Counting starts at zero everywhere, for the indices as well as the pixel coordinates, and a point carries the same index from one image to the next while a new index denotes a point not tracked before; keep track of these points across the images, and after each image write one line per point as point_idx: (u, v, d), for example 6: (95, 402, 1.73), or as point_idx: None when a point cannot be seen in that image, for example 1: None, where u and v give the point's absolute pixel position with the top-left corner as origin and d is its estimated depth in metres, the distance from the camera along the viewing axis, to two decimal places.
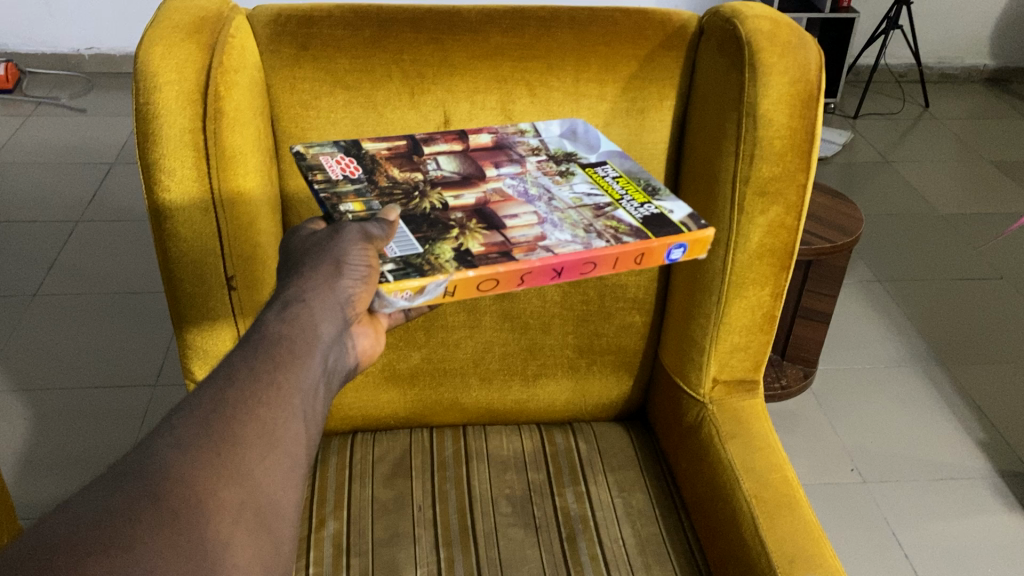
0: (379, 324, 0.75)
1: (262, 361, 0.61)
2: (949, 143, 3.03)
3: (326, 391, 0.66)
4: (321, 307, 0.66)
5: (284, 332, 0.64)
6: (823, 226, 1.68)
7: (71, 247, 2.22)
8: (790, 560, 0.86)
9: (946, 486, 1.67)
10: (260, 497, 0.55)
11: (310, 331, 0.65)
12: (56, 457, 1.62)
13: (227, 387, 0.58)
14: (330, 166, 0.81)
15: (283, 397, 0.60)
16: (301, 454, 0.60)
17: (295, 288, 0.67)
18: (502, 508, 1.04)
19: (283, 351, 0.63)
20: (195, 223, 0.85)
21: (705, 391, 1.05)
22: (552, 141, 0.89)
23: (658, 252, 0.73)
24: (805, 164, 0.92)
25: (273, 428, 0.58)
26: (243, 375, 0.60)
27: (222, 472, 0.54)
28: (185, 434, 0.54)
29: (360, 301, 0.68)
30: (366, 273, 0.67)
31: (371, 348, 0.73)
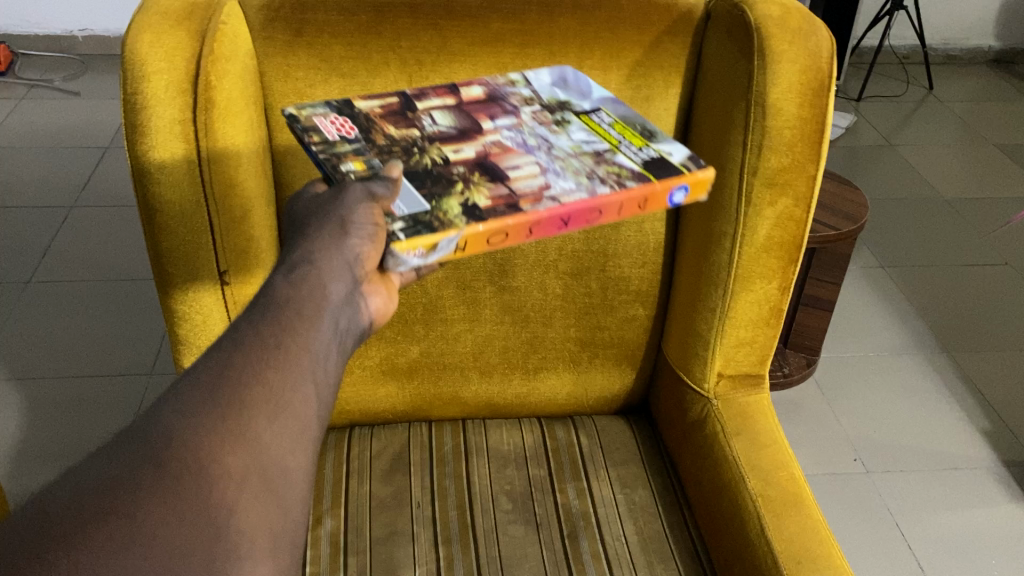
0: (394, 282, 0.71)
1: (269, 322, 0.59)
2: (954, 126, 3.00)
3: (340, 354, 0.63)
4: (329, 266, 0.64)
5: (292, 294, 0.61)
6: (827, 213, 1.65)
7: (65, 233, 2.19)
8: (797, 560, 0.84)
9: (950, 476, 1.65)
10: (268, 464, 0.53)
11: (319, 291, 0.63)
12: (52, 447, 1.60)
13: (232, 352, 0.56)
14: (324, 126, 0.77)
15: (293, 358, 0.57)
16: (311, 419, 0.58)
17: (301, 249, 0.65)
18: (502, 505, 1.02)
19: (291, 311, 0.60)
20: (186, 217, 0.82)
21: (710, 385, 1.03)
22: (544, 91, 0.86)
23: (661, 196, 0.70)
24: (816, 154, 0.89)
25: (282, 391, 0.56)
26: (250, 339, 0.57)
27: (228, 436, 0.52)
28: (188, 400, 0.52)
29: (370, 257, 0.65)
30: (373, 231, 0.64)
31: (384, 308, 0.69)
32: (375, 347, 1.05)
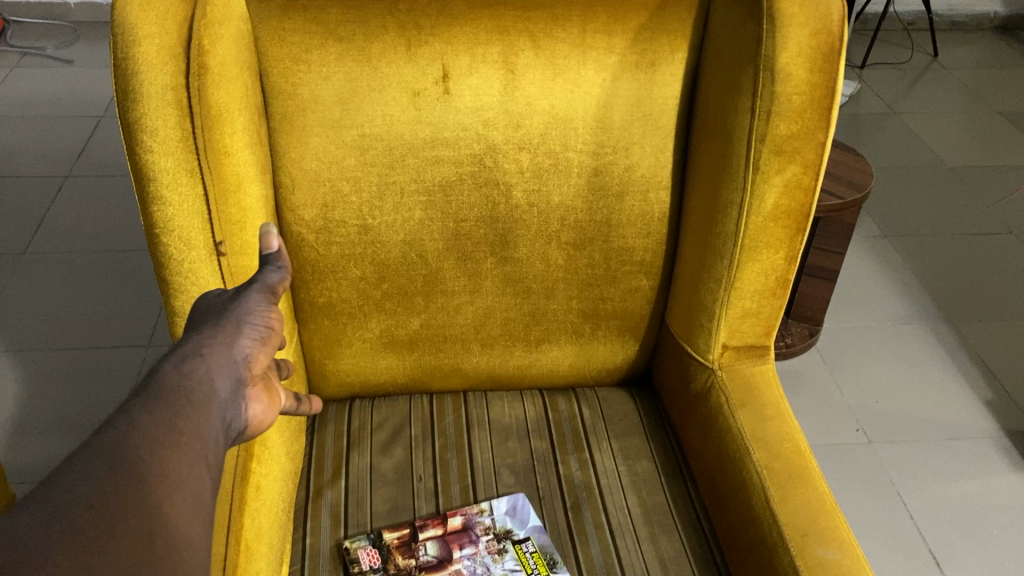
0: (275, 391, 0.76)
1: (160, 412, 0.62)
2: (958, 93, 2.96)
3: (222, 446, 0.67)
4: (218, 362, 0.68)
5: (182, 384, 0.65)
6: (832, 182, 1.63)
7: (60, 202, 2.17)
8: (802, 533, 0.83)
9: (952, 446, 1.65)
10: (171, 530, 0.57)
11: (206, 384, 0.66)
12: (53, 420, 1.59)
13: (129, 431, 0.60)
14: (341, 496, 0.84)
15: (186, 442, 0.62)
16: (205, 494, 0.62)
17: (193, 342, 0.69)
18: (505, 479, 1.02)
19: (181, 401, 0.64)
20: (181, 186, 0.80)
21: (715, 356, 1.01)
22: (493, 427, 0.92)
23: None
24: (826, 121, 0.87)
25: (178, 469, 0.60)
26: (144, 421, 0.61)
27: (132, 502, 0.56)
28: (90, 468, 0.56)
29: (257, 359, 0.71)
30: (263, 333, 0.72)
31: (264, 415, 0.73)
32: (375, 319, 1.03)
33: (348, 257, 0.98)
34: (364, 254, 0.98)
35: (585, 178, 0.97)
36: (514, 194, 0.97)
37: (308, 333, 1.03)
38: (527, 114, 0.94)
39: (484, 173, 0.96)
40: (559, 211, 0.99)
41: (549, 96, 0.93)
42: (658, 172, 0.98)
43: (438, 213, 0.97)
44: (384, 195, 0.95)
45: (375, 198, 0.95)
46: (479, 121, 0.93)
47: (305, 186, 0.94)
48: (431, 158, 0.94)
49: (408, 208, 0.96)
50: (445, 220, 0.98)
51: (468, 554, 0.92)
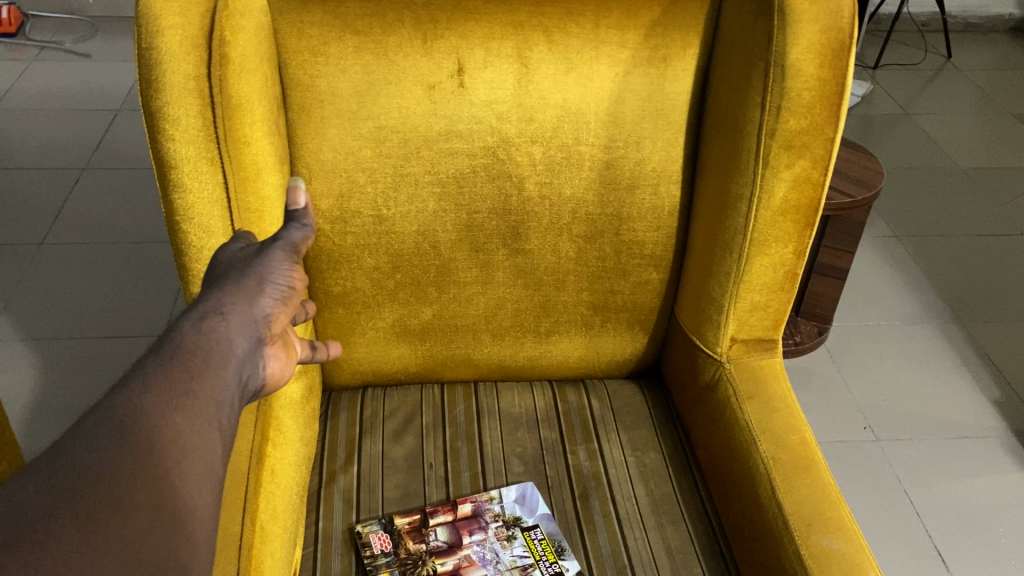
0: (291, 346, 0.77)
1: (177, 369, 0.63)
2: (971, 95, 2.96)
3: (237, 405, 0.68)
4: (237, 320, 0.69)
5: (199, 343, 0.66)
6: (842, 180, 1.64)
7: (77, 194, 2.20)
8: (807, 522, 0.85)
9: (960, 445, 1.65)
10: (178, 501, 0.58)
11: (224, 343, 0.67)
12: (69, 408, 1.61)
13: (143, 393, 0.60)
14: (377, 540, 0.93)
15: (200, 403, 0.62)
16: (217, 459, 0.63)
17: (213, 298, 0.69)
18: (514, 468, 1.03)
19: (198, 360, 0.65)
20: (202, 174, 0.82)
21: (723, 349, 1.02)
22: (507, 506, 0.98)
23: None
24: (835, 116, 0.88)
25: (190, 434, 0.61)
26: (159, 381, 0.62)
27: (139, 474, 0.56)
28: (98, 435, 0.56)
29: (276, 318, 0.73)
30: (284, 292, 0.73)
31: (280, 372, 0.74)
32: (389, 308, 1.05)
33: (363, 247, 1.00)
34: (378, 244, 1.00)
35: (597, 170, 0.99)
36: (527, 186, 0.99)
37: (322, 322, 1.05)
38: (540, 108, 0.95)
39: (497, 166, 0.97)
40: (571, 203, 1.00)
41: (562, 90, 0.95)
42: (669, 167, 1.00)
43: (451, 204, 0.99)
44: (399, 186, 0.97)
45: (390, 189, 0.97)
46: (493, 114, 0.95)
47: (321, 176, 0.96)
48: (445, 150, 0.96)
49: (422, 199, 0.98)
50: (458, 211, 0.99)
51: (478, 540, 0.94)
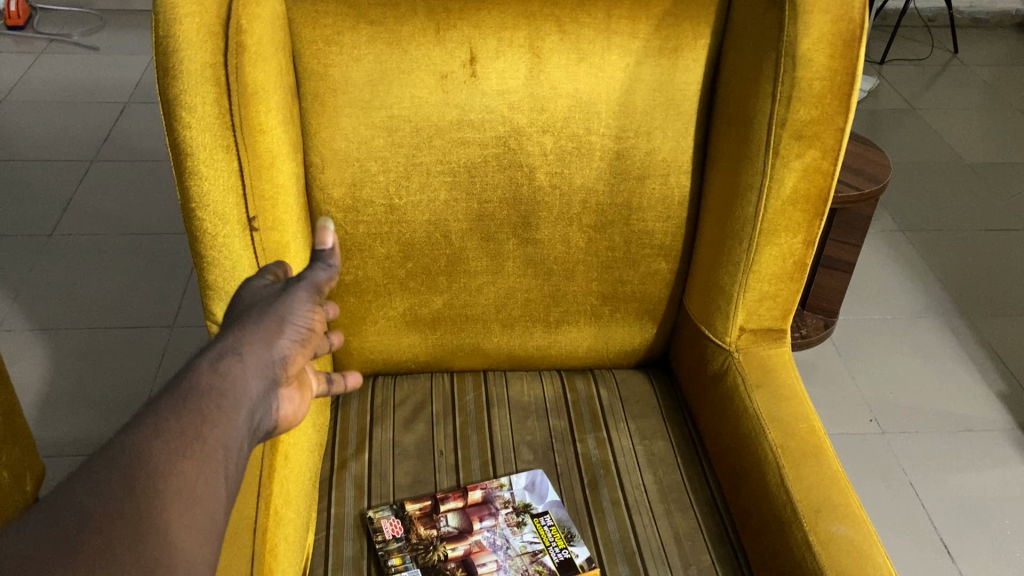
0: (307, 385, 0.77)
1: (188, 414, 0.63)
2: (977, 90, 2.96)
3: (246, 451, 0.68)
4: (254, 362, 0.69)
5: (214, 386, 0.66)
6: (849, 174, 1.64)
7: (87, 186, 2.21)
8: (816, 509, 0.85)
9: (965, 438, 1.66)
10: (174, 559, 0.57)
11: (239, 387, 0.67)
12: (80, 396, 1.62)
13: (152, 438, 0.61)
14: (388, 525, 0.94)
15: (208, 451, 0.62)
16: (219, 510, 0.62)
17: (232, 337, 0.70)
18: (523, 456, 1.04)
19: (211, 405, 0.65)
20: (218, 162, 0.83)
21: (732, 338, 1.03)
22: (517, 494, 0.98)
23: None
24: (845, 107, 0.88)
25: (194, 485, 0.61)
26: (169, 427, 0.62)
27: (139, 525, 0.56)
28: (101, 485, 0.57)
29: (294, 360, 0.72)
30: (303, 334, 0.73)
31: (293, 413, 0.74)
32: (400, 297, 1.06)
33: (374, 235, 1.01)
34: (390, 233, 1.01)
35: (608, 161, 0.99)
36: (538, 176, 0.99)
37: (333, 310, 1.06)
38: (551, 98, 0.96)
39: (508, 155, 0.98)
40: (581, 193, 1.01)
41: (574, 80, 0.95)
42: (679, 156, 1.00)
43: (462, 193, 1.00)
44: (411, 175, 0.98)
45: (402, 178, 0.98)
46: (504, 104, 0.96)
47: (334, 165, 0.96)
48: (457, 140, 0.97)
49: (434, 188, 0.99)
50: (469, 200, 1.00)
51: (488, 526, 0.94)
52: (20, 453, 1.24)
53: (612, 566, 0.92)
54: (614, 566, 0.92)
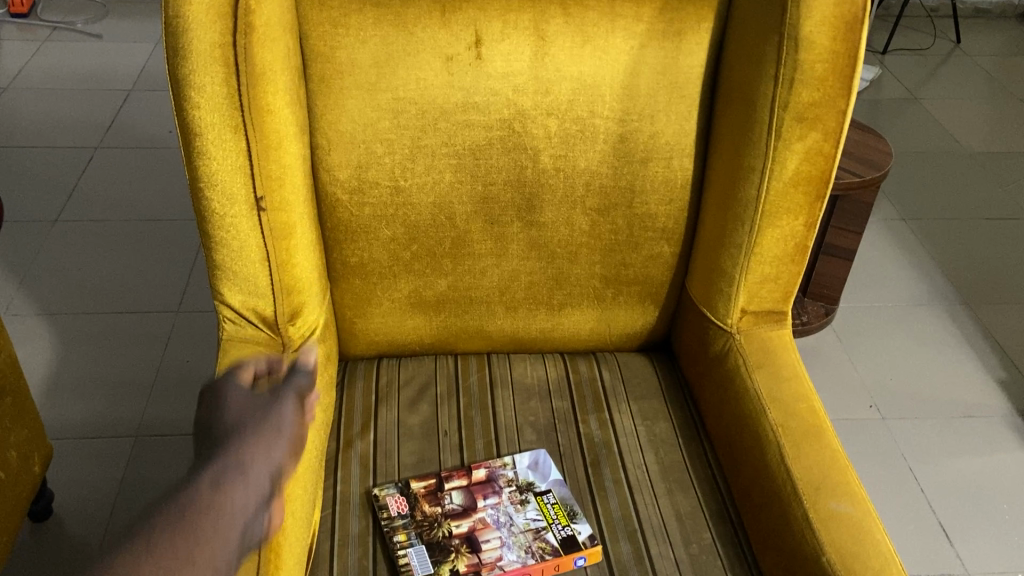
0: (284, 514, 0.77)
1: (181, 531, 0.62)
2: (979, 80, 2.96)
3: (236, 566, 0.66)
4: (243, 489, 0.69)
5: (205, 506, 0.65)
6: (850, 161, 1.65)
7: (91, 172, 2.22)
8: (816, 488, 0.87)
9: (965, 424, 1.67)
10: None
11: (230, 512, 0.67)
12: (86, 380, 1.64)
13: (145, 556, 0.59)
14: (393, 502, 0.95)
15: (198, 573, 0.60)
16: None
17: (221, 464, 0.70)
18: (526, 436, 1.05)
19: (204, 523, 0.64)
20: (226, 142, 0.84)
21: (733, 320, 1.04)
22: (520, 473, 0.99)
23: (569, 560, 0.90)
24: (847, 89, 0.89)
25: None
26: (162, 545, 0.60)
27: None
28: None
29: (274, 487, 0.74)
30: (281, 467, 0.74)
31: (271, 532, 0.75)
32: (404, 280, 1.07)
33: (380, 217, 1.02)
34: (395, 216, 1.02)
35: (611, 144, 1.00)
36: (542, 159, 1.00)
37: (339, 292, 1.07)
38: (556, 81, 0.97)
39: (513, 138, 0.99)
40: (585, 175, 1.02)
41: (578, 63, 0.96)
42: (682, 139, 1.01)
43: (467, 175, 1.00)
44: (416, 157, 0.99)
45: (407, 160, 0.99)
46: (509, 86, 0.96)
47: (340, 147, 0.97)
48: (462, 122, 0.97)
49: (439, 171, 1.00)
50: (474, 182, 1.01)
51: (492, 504, 0.96)
52: (28, 435, 1.25)
53: (615, 544, 0.93)
54: (616, 543, 0.93)
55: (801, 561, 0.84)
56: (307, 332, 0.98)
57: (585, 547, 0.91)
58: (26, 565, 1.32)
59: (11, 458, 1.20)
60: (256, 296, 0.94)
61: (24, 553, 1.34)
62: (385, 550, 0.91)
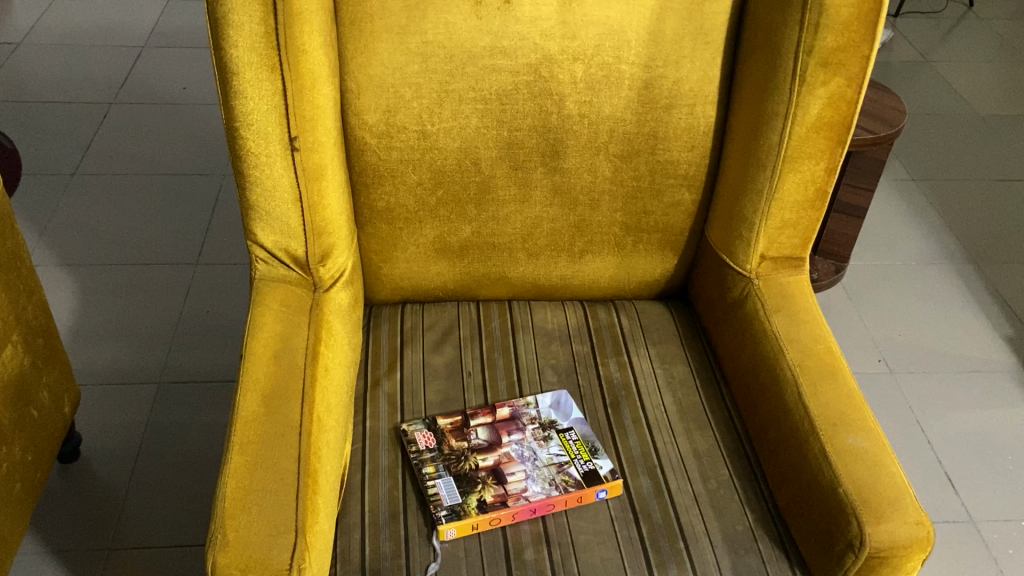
0: None
1: None
2: (991, 43, 2.95)
3: None
4: None
5: None
6: (865, 117, 1.66)
7: (107, 128, 2.23)
8: (832, 423, 0.89)
9: (972, 378, 1.70)
10: None
11: None
12: (110, 329, 1.67)
13: None
14: (422, 438, 0.98)
15: None
16: None
17: None
18: (548, 377, 1.08)
19: None
20: (263, 82, 0.85)
21: (752, 266, 1.06)
22: (543, 413, 1.02)
23: (590, 493, 0.93)
24: (872, 34, 0.90)
25: None
26: None
27: None
28: None
29: None
30: None
31: None
32: (430, 225, 1.09)
33: (407, 162, 1.03)
34: (422, 161, 1.04)
35: (636, 90, 1.02)
36: (567, 105, 1.02)
37: (365, 237, 1.09)
38: (583, 26, 0.98)
39: (540, 83, 1.01)
40: (609, 122, 1.03)
41: (605, 9, 0.98)
42: (705, 87, 1.03)
43: (493, 121, 1.02)
44: (443, 102, 1.00)
45: (435, 104, 1.00)
46: (537, 31, 0.98)
47: (370, 90, 0.99)
48: (489, 67, 0.99)
49: (465, 116, 1.01)
50: (500, 128, 1.03)
51: (517, 440, 0.99)
52: (59, 376, 1.28)
53: (635, 478, 0.96)
54: (637, 478, 0.96)
55: (817, 493, 0.87)
56: (336, 273, 1.01)
57: (606, 480, 0.94)
58: (59, 504, 1.36)
59: (44, 397, 1.23)
60: (288, 236, 0.96)
61: (55, 493, 1.38)
62: (414, 481, 0.94)
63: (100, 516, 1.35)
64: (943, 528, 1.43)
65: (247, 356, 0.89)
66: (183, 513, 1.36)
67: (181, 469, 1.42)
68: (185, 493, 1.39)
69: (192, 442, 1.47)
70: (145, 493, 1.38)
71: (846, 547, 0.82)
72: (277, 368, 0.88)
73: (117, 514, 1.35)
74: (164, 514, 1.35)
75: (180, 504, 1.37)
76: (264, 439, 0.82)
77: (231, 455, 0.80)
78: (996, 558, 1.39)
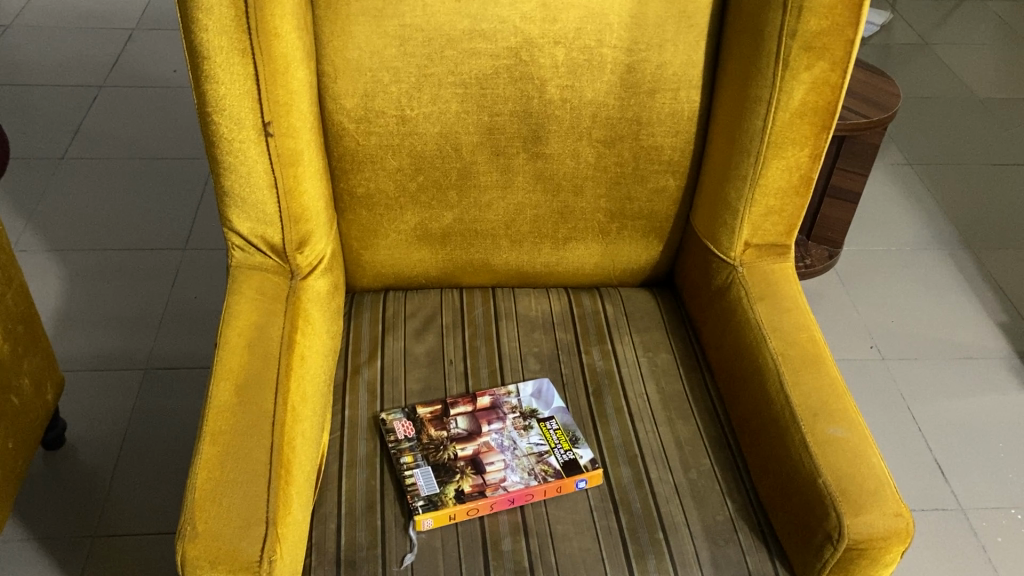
0: None
1: None
2: (992, 26, 2.92)
3: None
4: None
5: None
6: (858, 102, 1.64)
7: (95, 111, 2.21)
8: (813, 413, 0.88)
9: (964, 365, 1.69)
10: None
11: None
12: (97, 314, 1.66)
13: None
14: (400, 427, 0.97)
15: None
16: None
17: None
18: (530, 365, 1.07)
19: None
20: (233, 66, 0.84)
21: (737, 254, 1.05)
22: (524, 402, 1.01)
23: (569, 483, 0.92)
24: (856, 18, 0.88)
25: None
26: None
27: None
28: None
29: None
30: None
31: None
32: (411, 211, 1.07)
33: (386, 147, 1.02)
34: (401, 146, 1.02)
35: (619, 74, 1.00)
36: (549, 89, 1.00)
37: (345, 223, 1.08)
38: (563, 9, 0.97)
39: (520, 67, 0.99)
40: (591, 107, 1.02)
41: None
42: (690, 71, 1.01)
43: (473, 106, 1.00)
44: (422, 86, 0.99)
45: (414, 89, 0.99)
46: (517, 14, 0.96)
47: (347, 75, 0.97)
48: (468, 50, 0.97)
49: (445, 100, 1.00)
50: (480, 113, 1.01)
51: (497, 429, 0.98)
52: (41, 361, 1.27)
53: (615, 467, 0.95)
54: (617, 467, 0.95)
55: (797, 483, 0.86)
56: (314, 261, 0.99)
57: (586, 470, 0.93)
58: (44, 491, 1.36)
59: (25, 384, 1.22)
60: (264, 223, 0.95)
61: (41, 479, 1.37)
62: (392, 471, 0.93)
63: (85, 503, 1.34)
64: (931, 515, 1.42)
65: (221, 345, 0.88)
66: (168, 499, 1.35)
67: (166, 455, 1.42)
68: (170, 480, 1.38)
69: (179, 428, 1.46)
70: (129, 480, 1.38)
71: (824, 539, 0.82)
72: (251, 357, 0.87)
73: (102, 502, 1.35)
74: (149, 501, 1.35)
75: (165, 490, 1.37)
76: (236, 429, 0.81)
77: (202, 445, 0.80)
78: (984, 546, 1.38)
